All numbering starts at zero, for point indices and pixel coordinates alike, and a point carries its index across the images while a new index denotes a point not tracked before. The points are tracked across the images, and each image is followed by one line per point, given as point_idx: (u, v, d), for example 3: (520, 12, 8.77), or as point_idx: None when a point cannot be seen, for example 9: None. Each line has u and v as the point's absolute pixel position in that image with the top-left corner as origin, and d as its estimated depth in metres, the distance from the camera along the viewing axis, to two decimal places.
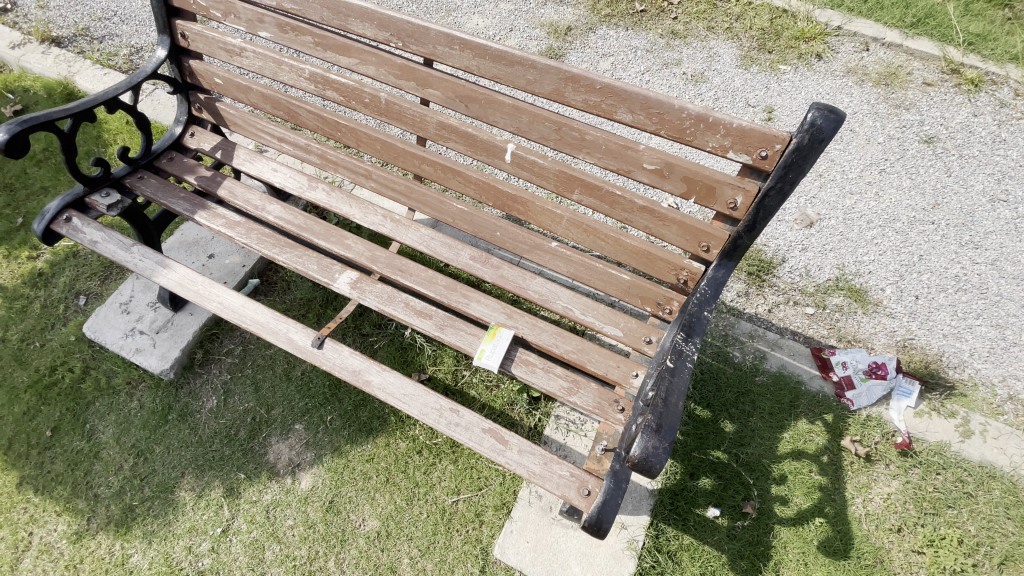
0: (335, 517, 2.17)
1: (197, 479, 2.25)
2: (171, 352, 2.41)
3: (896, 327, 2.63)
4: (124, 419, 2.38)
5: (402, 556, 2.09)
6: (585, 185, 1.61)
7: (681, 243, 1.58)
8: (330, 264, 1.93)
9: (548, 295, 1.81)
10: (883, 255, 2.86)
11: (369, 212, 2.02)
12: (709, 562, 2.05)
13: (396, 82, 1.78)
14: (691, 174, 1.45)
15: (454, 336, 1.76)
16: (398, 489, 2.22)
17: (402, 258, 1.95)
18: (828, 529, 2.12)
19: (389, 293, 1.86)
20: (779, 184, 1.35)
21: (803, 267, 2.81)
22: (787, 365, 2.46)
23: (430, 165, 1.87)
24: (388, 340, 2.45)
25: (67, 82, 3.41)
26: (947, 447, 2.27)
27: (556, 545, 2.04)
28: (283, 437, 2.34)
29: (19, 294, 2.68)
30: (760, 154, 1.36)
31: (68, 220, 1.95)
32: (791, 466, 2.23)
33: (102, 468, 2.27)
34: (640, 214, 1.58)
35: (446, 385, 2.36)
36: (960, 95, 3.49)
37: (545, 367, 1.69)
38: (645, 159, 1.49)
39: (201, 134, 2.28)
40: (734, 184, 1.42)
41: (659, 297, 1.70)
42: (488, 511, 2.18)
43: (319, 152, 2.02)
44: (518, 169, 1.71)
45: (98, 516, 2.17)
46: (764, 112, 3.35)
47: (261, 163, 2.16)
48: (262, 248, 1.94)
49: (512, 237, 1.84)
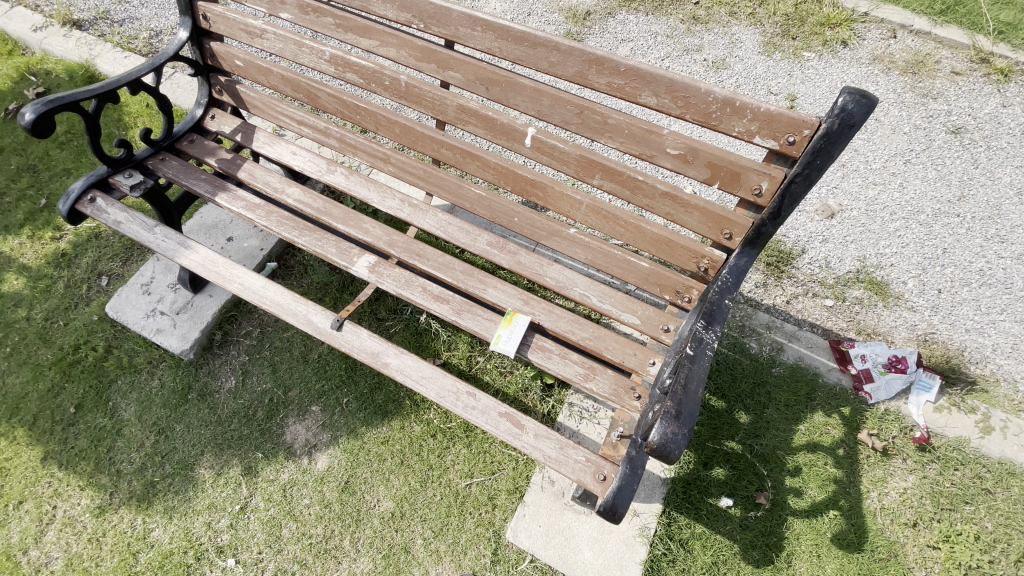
0: (350, 497, 2.20)
1: (216, 457, 2.30)
2: (191, 333, 2.45)
3: (917, 321, 2.59)
4: (145, 397, 2.43)
5: (416, 537, 2.12)
6: (606, 170, 1.59)
7: (702, 230, 1.56)
8: (349, 248, 1.94)
9: (565, 282, 1.80)
10: (906, 248, 2.81)
11: (387, 196, 2.02)
12: (721, 551, 2.05)
13: (416, 65, 1.77)
14: (715, 160, 1.43)
15: (471, 321, 1.76)
16: (412, 471, 2.25)
17: (419, 242, 1.95)
18: (842, 522, 2.11)
19: (407, 277, 1.87)
20: (805, 170, 1.32)
21: (822, 258, 2.76)
22: (805, 357, 2.44)
23: (449, 149, 1.86)
24: (403, 324, 2.47)
25: (88, 65, 3.44)
26: (966, 443, 2.24)
27: (567, 530, 2.05)
28: (299, 418, 2.38)
29: (43, 274, 2.73)
30: (787, 140, 1.34)
31: (93, 200, 1.97)
32: (805, 459, 2.22)
33: (124, 445, 2.32)
34: (661, 200, 1.56)
35: (460, 370, 2.37)
36: (989, 85, 3.38)
37: (562, 353, 1.69)
38: (668, 144, 1.47)
39: (221, 117, 2.29)
40: (760, 170, 1.39)
41: (678, 286, 1.69)
42: (501, 495, 2.20)
43: (337, 136, 2.02)
44: (538, 153, 1.69)
45: (120, 491, 2.23)
46: (786, 100, 3.28)
47: (281, 146, 2.16)
48: (282, 231, 1.96)
49: (530, 223, 1.83)
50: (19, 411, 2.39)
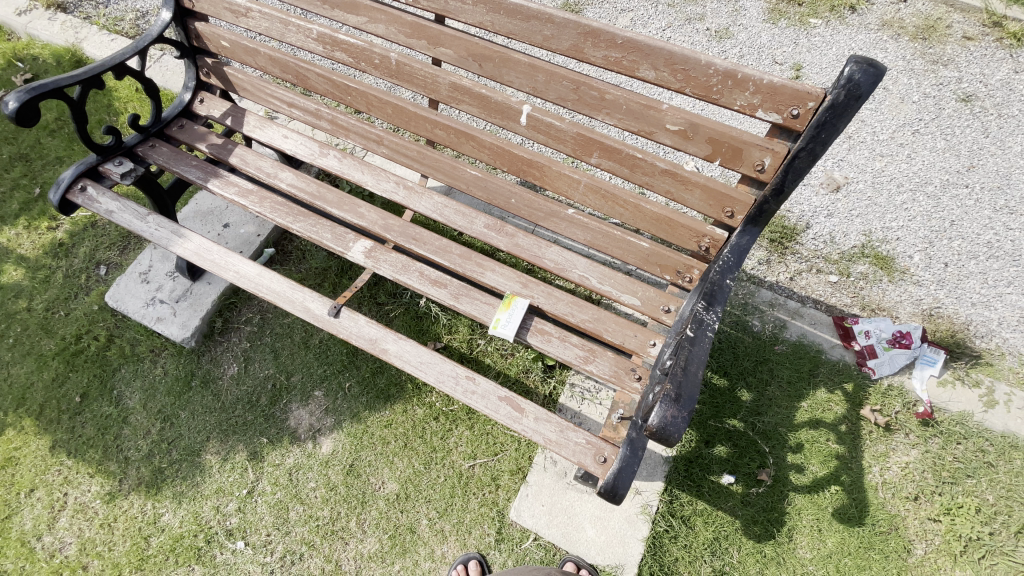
0: (355, 480, 2.23)
1: (222, 443, 2.32)
2: (191, 320, 2.45)
3: (923, 295, 2.54)
4: (149, 384, 2.45)
5: (421, 517, 2.15)
6: (604, 148, 1.55)
7: (704, 208, 1.52)
8: (344, 233, 1.89)
9: (564, 264, 1.78)
10: (913, 221, 2.75)
11: (381, 179, 1.97)
12: (722, 527, 2.08)
13: (407, 42, 1.71)
14: (716, 135, 1.38)
15: (469, 305, 1.73)
16: (416, 454, 2.27)
17: (415, 226, 1.91)
18: (843, 497, 2.14)
19: (404, 261, 1.83)
20: (810, 145, 1.28)
21: (827, 233, 2.70)
22: (808, 334, 2.42)
23: (443, 129, 1.81)
24: (403, 308, 2.46)
25: (74, 49, 3.36)
26: (969, 417, 2.23)
27: (571, 509, 2.08)
28: (303, 403, 2.39)
29: (41, 265, 2.71)
30: (792, 113, 1.29)
31: (83, 189, 1.94)
32: (808, 435, 2.23)
33: (130, 432, 2.36)
34: (661, 177, 1.52)
35: (461, 353, 2.37)
36: (1001, 50, 3.27)
37: (562, 336, 1.67)
38: (667, 120, 1.42)
39: (210, 101, 2.24)
40: (762, 145, 1.35)
41: (679, 265, 1.65)
42: (504, 476, 2.21)
43: (329, 117, 1.97)
44: (534, 132, 1.65)
45: (129, 477, 2.27)
46: (791, 70, 3.18)
47: (272, 130, 2.12)
48: (276, 217, 1.92)
49: (527, 204, 1.79)
50: (26, 402, 2.41)
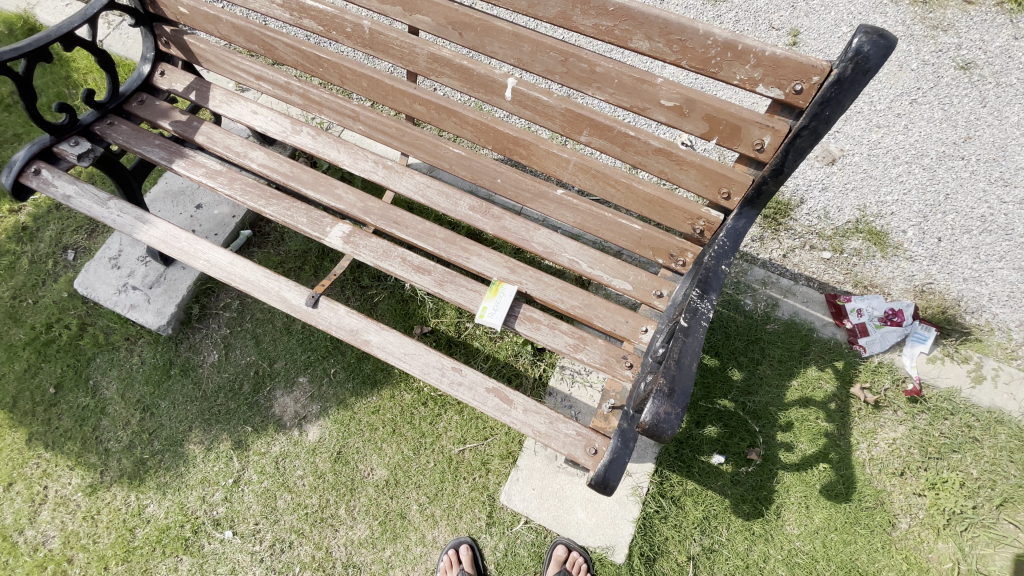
0: (343, 467, 2.20)
1: (205, 432, 2.27)
2: (167, 307, 2.36)
3: (915, 271, 2.51)
4: (126, 373, 2.37)
5: (411, 502, 2.14)
6: (594, 125, 1.45)
7: (699, 189, 1.44)
8: (321, 216, 1.79)
9: (553, 248, 1.70)
10: (908, 195, 2.69)
11: (358, 158, 1.86)
12: (712, 506, 2.09)
13: (380, 8, 1.58)
14: (713, 112, 1.30)
15: (454, 292, 1.66)
16: (405, 439, 2.23)
17: (396, 208, 1.81)
18: (831, 474, 2.15)
19: (384, 247, 1.74)
20: (813, 123, 1.21)
21: (821, 208, 2.64)
22: (800, 313, 2.39)
23: (423, 104, 1.69)
24: (387, 292, 2.39)
25: (26, 16, 3.12)
26: (957, 393, 2.24)
27: (561, 492, 2.08)
28: (287, 390, 2.33)
29: (4, 250, 2.58)
30: (794, 88, 1.21)
31: (38, 172, 1.82)
32: (798, 414, 2.23)
33: (109, 423, 2.29)
34: (655, 157, 1.43)
35: (448, 338, 2.31)
36: (1002, 16, 3.16)
37: (551, 324, 1.61)
38: (662, 95, 1.33)
39: (171, 73, 2.08)
40: (762, 123, 1.27)
41: (672, 249, 1.59)
42: (495, 460, 2.18)
43: (300, 91, 1.84)
44: (520, 108, 1.54)
45: (111, 469, 2.21)
46: (788, 36, 3.05)
47: (240, 105, 1.98)
48: (247, 199, 1.81)
49: (514, 185, 1.70)
50: None
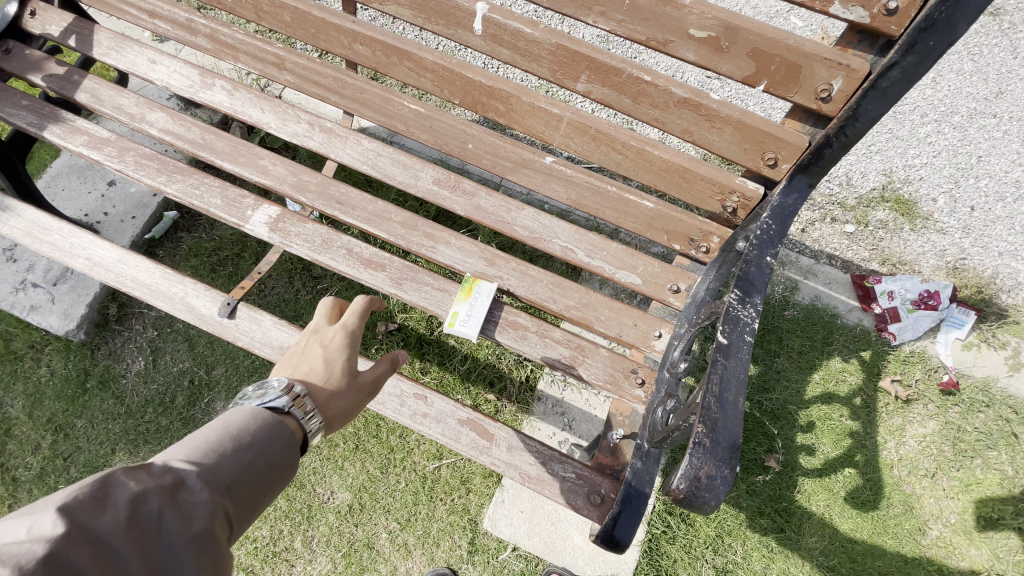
0: (298, 492, 1.87)
1: (132, 456, 1.91)
2: (75, 308, 1.96)
3: (947, 245, 2.21)
4: (32, 388, 1.98)
5: (380, 530, 1.83)
6: (595, 67, 1.08)
7: (735, 154, 1.08)
8: (239, 197, 1.39)
9: (541, 232, 1.35)
10: (938, 157, 2.37)
11: (288, 119, 1.44)
12: (726, 521, 1.84)
13: None
14: (764, 46, 0.94)
15: (417, 294, 1.31)
16: (370, 456, 1.90)
17: (339, 183, 1.41)
18: (858, 479, 1.91)
19: (324, 236, 1.35)
20: (906, 60, 0.85)
21: (844, 173, 2.31)
22: (822, 296, 2.10)
23: (365, 44, 1.28)
24: (345, 283, 2.01)
25: None
26: (994, 383, 1.99)
27: (554, 514, 1.80)
28: (229, 402, 1.98)
29: None
30: (886, 6, 0.85)
31: None
32: (820, 412, 1.97)
33: (13, 449, 1.91)
34: (677, 111, 1.07)
35: (419, 336, 1.95)
36: None
37: (540, 332, 1.28)
38: (691, 21, 0.96)
39: (45, 13, 1.61)
40: (832, 59, 0.91)
41: (692, 232, 1.25)
42: (476, 478, 1.87)
43: (207, 32, 1.41)
44: (495, 46, 1.15)
45: (17, 504, 1.85)
46: None
47: (134, 52, 1.54)
48: (143, 176, 1.41)
49: (490, 151, 1.32)
50: None
